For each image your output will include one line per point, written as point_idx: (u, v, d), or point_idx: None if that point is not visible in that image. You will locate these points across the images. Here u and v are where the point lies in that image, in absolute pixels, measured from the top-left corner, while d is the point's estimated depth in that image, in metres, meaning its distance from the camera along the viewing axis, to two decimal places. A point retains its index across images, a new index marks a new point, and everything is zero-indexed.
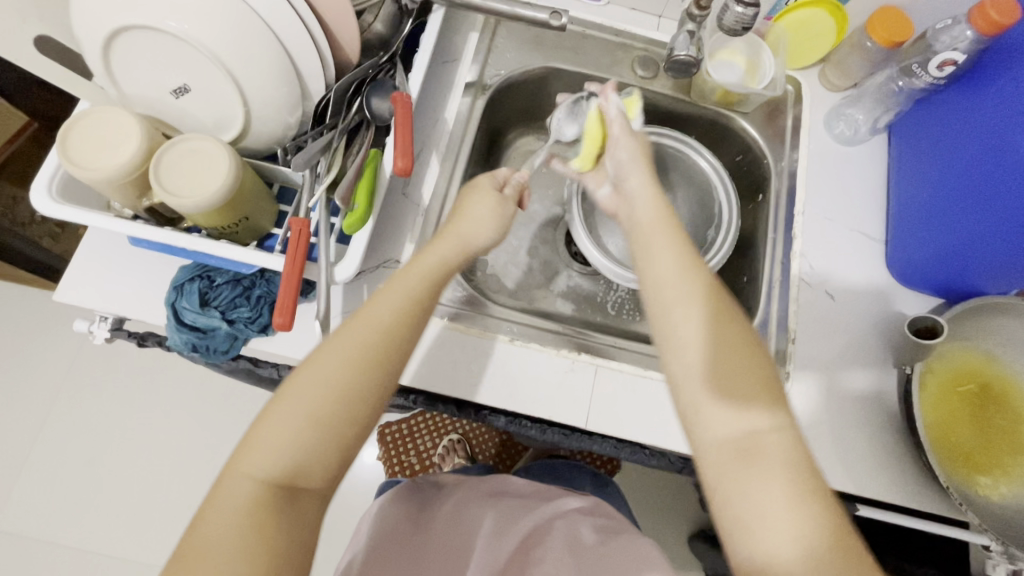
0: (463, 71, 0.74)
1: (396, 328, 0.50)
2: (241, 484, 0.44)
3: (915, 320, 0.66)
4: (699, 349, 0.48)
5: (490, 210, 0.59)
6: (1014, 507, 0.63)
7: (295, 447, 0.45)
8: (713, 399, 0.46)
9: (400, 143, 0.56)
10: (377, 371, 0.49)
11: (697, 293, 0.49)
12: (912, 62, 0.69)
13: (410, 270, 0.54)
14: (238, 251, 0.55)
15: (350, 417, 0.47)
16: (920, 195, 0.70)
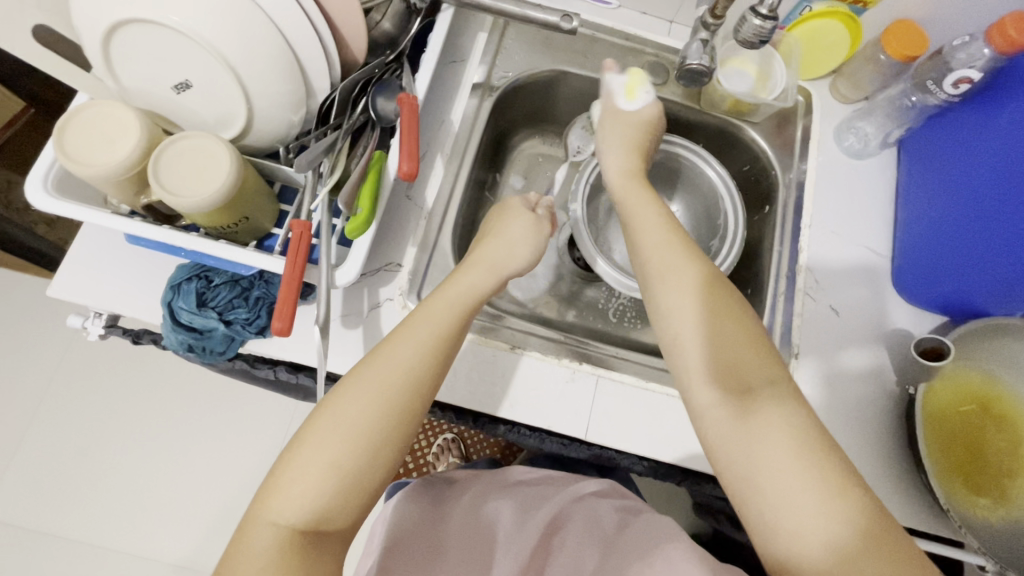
0: (470, 72, 0.73)
1: (419, 365, 0.50)
2: (265, 533, 0.43)
3: (921, 341, 0.66)
4: (693, 307, 0.52)
5: (522, 231, 0.64)
6: (1012, 530, 0.62)
7: (319, 492, 0.45)
8: (710, 358, 0.50)
9: (406, 146, 0.54)
10: (402, 410, 0.48)
11: (688, 266, 0.54)
12: (927, 78, 0.67)
13: (435, 306, 0.54)
14: (236, 252, 0.53)
15: (374, 459, 0.47)
16: (928, 212, 0.68)
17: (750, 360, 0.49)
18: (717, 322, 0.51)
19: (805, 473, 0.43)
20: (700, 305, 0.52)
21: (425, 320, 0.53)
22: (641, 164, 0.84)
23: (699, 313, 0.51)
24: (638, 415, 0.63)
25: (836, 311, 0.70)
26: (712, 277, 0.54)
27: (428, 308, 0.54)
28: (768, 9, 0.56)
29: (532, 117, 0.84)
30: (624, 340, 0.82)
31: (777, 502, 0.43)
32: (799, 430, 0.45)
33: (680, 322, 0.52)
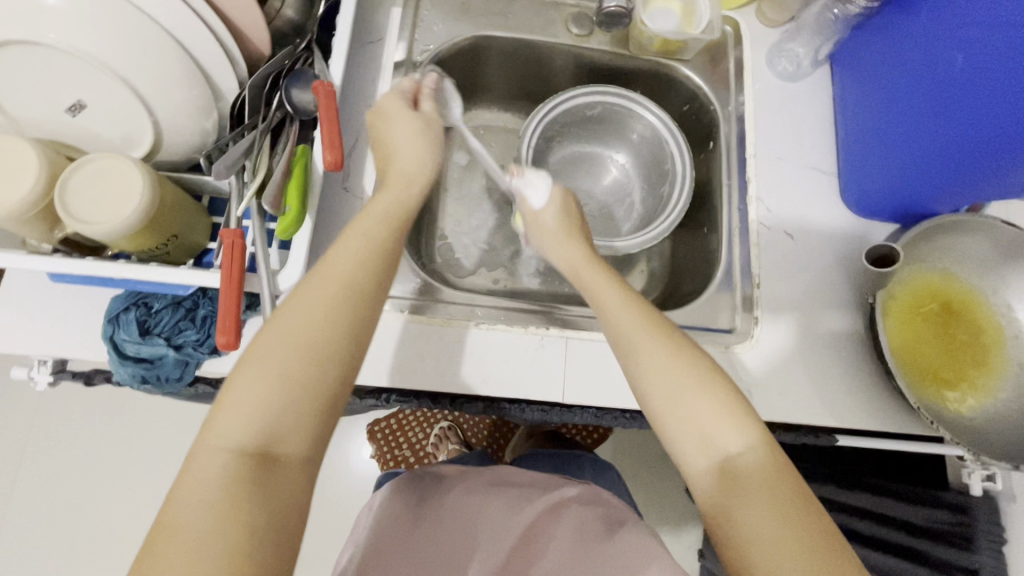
0: (390, 51, 0.70)
1: (358, 274, 0.48)
2: (217, 457, 0.41)
3: (875, 249, 0.66)
4: (673, 381, 0.50)
5: (410, 132, 0.60)
6: (983, 418, 0.64)
7: (268, 409, 0.43)
8: (694, 437, 0.49)
9: (327, 135, 0.52)
10: (345, 319, 0.46)
11: (662, 342, 0.52)
12: None
13: (366, 218, 0.53)
14: (170, 272, 0.51)
15: (321, 372, 0.44)
16: (868, 122, 0.68)
17: (728, 425, 0.48)
18: (702, 401, 0.49)
19: (783, 529, 0.43)
20: (680, 383, 0.50)
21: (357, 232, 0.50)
22: (583, 121, 0.83)
23: (680, 388, 0.50)
24: (613, 370, 0.63)
25: (791, 236, 0.71)
26: (689, 353, 0.52)
27: (362, 220, 0.52)
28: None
29: (463, 89, 0.82)
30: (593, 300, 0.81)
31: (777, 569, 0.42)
32: (781, 486, 0.45)
33: (662, 403, 0.50)
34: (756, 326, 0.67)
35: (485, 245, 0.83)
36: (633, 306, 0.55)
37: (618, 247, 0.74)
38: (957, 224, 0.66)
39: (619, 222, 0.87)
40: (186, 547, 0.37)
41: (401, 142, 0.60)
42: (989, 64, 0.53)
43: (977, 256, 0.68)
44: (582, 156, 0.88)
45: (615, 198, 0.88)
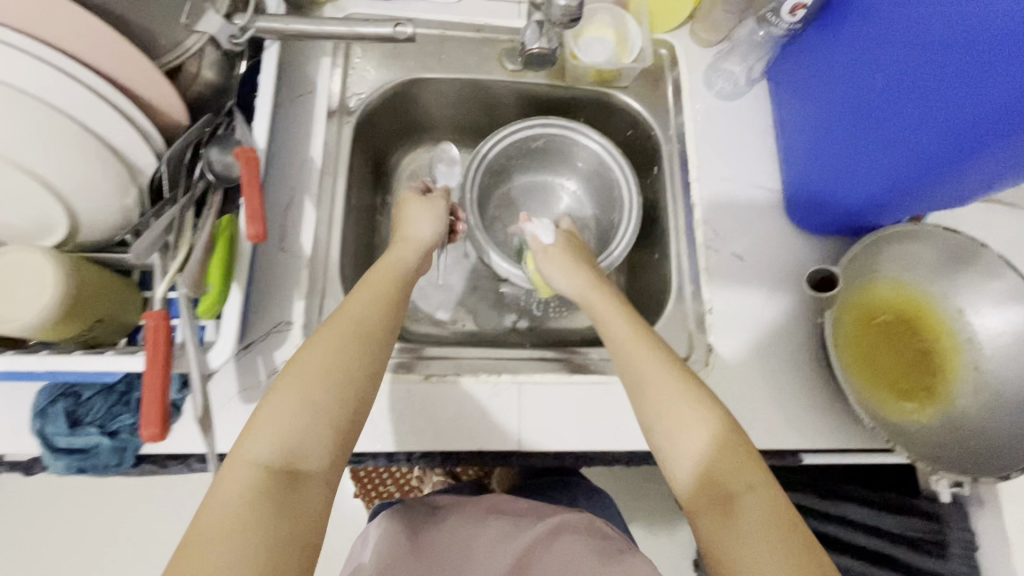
0: (321, 102, 0.69)
1: (380, 318, 0.55)
2: (244, 472, 0.45)
3: (816, 271, 0.66)
4: (673, 406, 0.52)
5: (426, 215, 0.68)
6: (941, 427, 0.64)
7: (297, 430, 0.47)
8: (688, 458, 0.51)
9: (249, 206, 0.50)
10: (366, 355, 0.52)
11: (665, 370, 0.54)
12: (767, 10, 0.67)
13: (379, 273, 0.60)
14: (93, 361, 0.49)
15: (344, 399, 0.50)
16: (800, 141, 0.69)
17: (719, 449, 0.50)
18: (698, 424, 0.51)
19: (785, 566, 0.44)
20: (680, 408, 0.52)
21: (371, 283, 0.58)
22: (529, 152, 0.83)
23: (683, 412, 0.52)
24: (568, 411, 0.62)
25: (740, 257, 0.70)
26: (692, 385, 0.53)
27: (377, 273, 0.60)
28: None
29: (405, 129, 0.81)
30: (553, 332, 0.80)
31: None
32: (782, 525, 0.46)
33: (661, 423, 0.52)
34: (711, 352, 0.67)
35: (441, 285, 0.83)
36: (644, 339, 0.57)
37: None
38: (910, 234, 0.66)
39: None
40: (215, 553, 0.40)
41: (421, 227, 0.67)
42: (901, 85, 0.54)
43: (923, 262, 0.68)
44: (532, 185, 0.87)
45: (566, 226, 0.87)
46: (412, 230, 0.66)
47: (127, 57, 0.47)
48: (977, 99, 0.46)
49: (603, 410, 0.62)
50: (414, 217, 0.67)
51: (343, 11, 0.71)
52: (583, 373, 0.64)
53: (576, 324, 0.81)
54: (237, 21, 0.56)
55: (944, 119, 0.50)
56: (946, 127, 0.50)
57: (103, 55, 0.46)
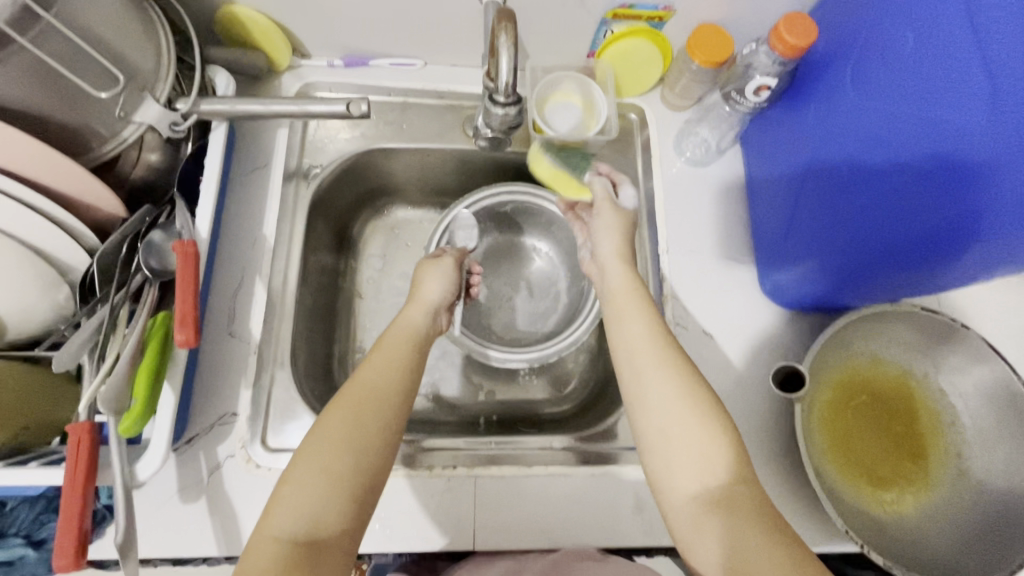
0: (276, 175, 0.67)
1: (398, 381, 0.52)
2: (268, 550, 0.41)
3: (776, 370, 0.63)
4: (670, 409, 0.48)
5: (442, 277, 0.65)
6: (924, 521, 0.61)
7: (317, 501, 0.44)
8: (677, 463, 0.47)
9: (179, 311, 0.48)
10: (384, 418, 0.49)
11: (670, 365, 0.50)
12: (731, 89, 0.65)
13: (393, 334, 0.57)
14: (16, 474, 0.47)
15: (366, 467, 0.46)
16: (774, 214, 0.66)
17: (710, 457, 0.46)
18: (695, 426, 0.47)
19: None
20: (674, 407, 0.48)
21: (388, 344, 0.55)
22: (499, 216, 0.80)
23: (676, 414, 0.48)
24: (527, 505, 0.59)
25: (710, 335, 0.68)
26: (699, 390, 0.49)
27: (392, 334, 0.57)
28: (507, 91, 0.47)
29: (370, 193, 0.79)
30: (521, 404, 0.77)
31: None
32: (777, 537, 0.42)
33: (653, 424, 0.48)
34: None
35: None
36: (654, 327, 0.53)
37: (533, 358, 0.71)
38: (890, 314, 0.63)
39: (544, 318, 0.82)
40: None
41: (436, 286, 0.63)
42: (880, 169, 0.50)
43: (904, 341, 0.65)
44: (504, 246, 0.84)
45: (539, 291, 0.83)
46: (427, 289, 0.63)
47: (41, 153, 0.45)
48: (959, 195, 0.44)
49: (566, 505, 0.60)
50: (430, 276, 0.64)
51: (302, 82, 0.71)
52: (546, 464, 0.61)
53: (545, 395, 0.78)
54: (178, 106, 0.55)
55: (922, 210, 0.47)
56: (931, 210, 0.46)
57: (23, 157, 0.45)
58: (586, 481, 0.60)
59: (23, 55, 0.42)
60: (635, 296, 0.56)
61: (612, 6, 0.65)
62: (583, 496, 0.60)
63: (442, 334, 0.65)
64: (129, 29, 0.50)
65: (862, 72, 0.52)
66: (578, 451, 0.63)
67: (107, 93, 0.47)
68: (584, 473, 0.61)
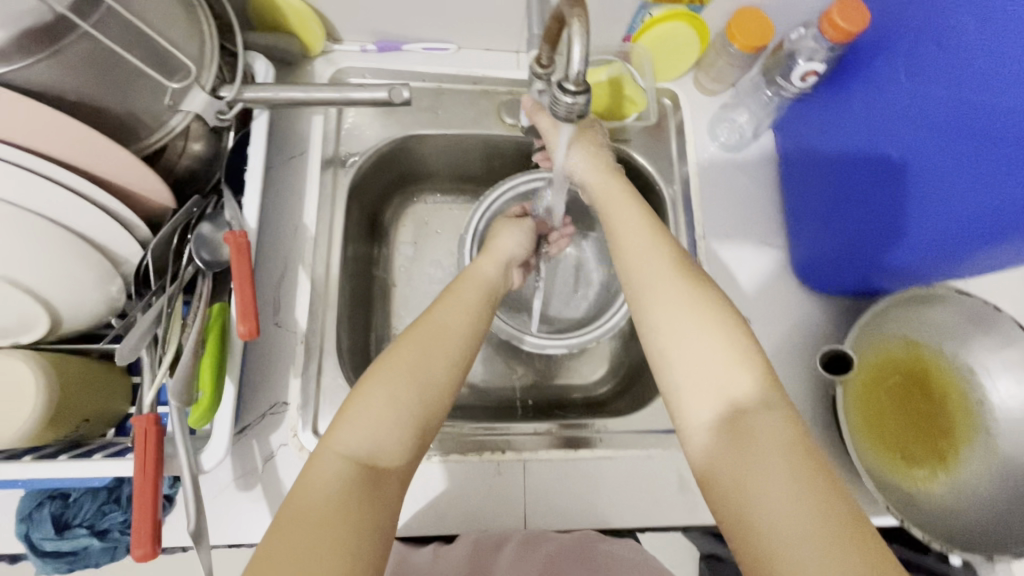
0: (313, 163, 0.67)
1: (466, 329, 0.54)
2: (334, 463, 0.45)
3: (826, 353, 0.64)
4: (676, 307, 0.49)
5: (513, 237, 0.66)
6: (955, 495, 0.63)
7: (382, 426, 0.47)
8: (675, 348, 0.48)
9: (241, 302, 0.49)
10: (450, 359, 0.52)
11: (674, 268, 0.51)
12: (776, 75, 0.66)
13: (466, 285, 0.59)
14: (83, 466, 0.47)
15: (431, 403, 0.49)
16: (812, 199, 0.67)
17: (717, 347, 0.47)
18: (698, 317, 0.48)
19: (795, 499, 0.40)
20: (680, 306, 0.49)
21: (457, 299, 0.56)
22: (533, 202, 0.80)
23: (687, 321, 0.48)
24: (574, 486, 0.61)
25: (748, 319, 0.69)
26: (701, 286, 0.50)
27: (462, 285, 0.58)
28: (576, 84, 0.43)
29: (400, 181, 0.78)
30: (554, 389, 0.78)
31: (749, 456, 0.43)
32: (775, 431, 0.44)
33: (657, 317, 0.50)
34: None
35: None
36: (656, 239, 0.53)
37: (571, 344, 0.72)
38: (943, 297, 0.63)
39: (576, 304, 0.82)
40: (311, 531, 0.41)
41: (510, 243, 0.65)
42: (932, 151, 0.51)
43: (940, 324, 0.66)
44: None
45: (571, 277, 0.83)
46: (502, 244, 0.65)
47: (92, 142, 0.44)
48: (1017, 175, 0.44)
49: (613, 487, 0.61)
50: (506, 232, 0.66)
51: (335, 67, 0.69)
52: (592, 448, 0.62)
53: (579, 381, 0.79)
54: (223, 94, 0.53)
55: (981, 189, 0.47)
56: (989, 193, 0.47)
57: (78, 151, 0.44)
58: (631, 464, 0.62)
59: (84, 43, 0.42)
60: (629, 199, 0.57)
61: None
62: (627, 476, 0.62)
63: (511, 290, 0.67)
64: (173, 14, 0.49)
65: (913, 60, 0.52)
66: (581, 434, 0.63)
67: (179, 85, 0.49)
68: (630, 454, 0.62)
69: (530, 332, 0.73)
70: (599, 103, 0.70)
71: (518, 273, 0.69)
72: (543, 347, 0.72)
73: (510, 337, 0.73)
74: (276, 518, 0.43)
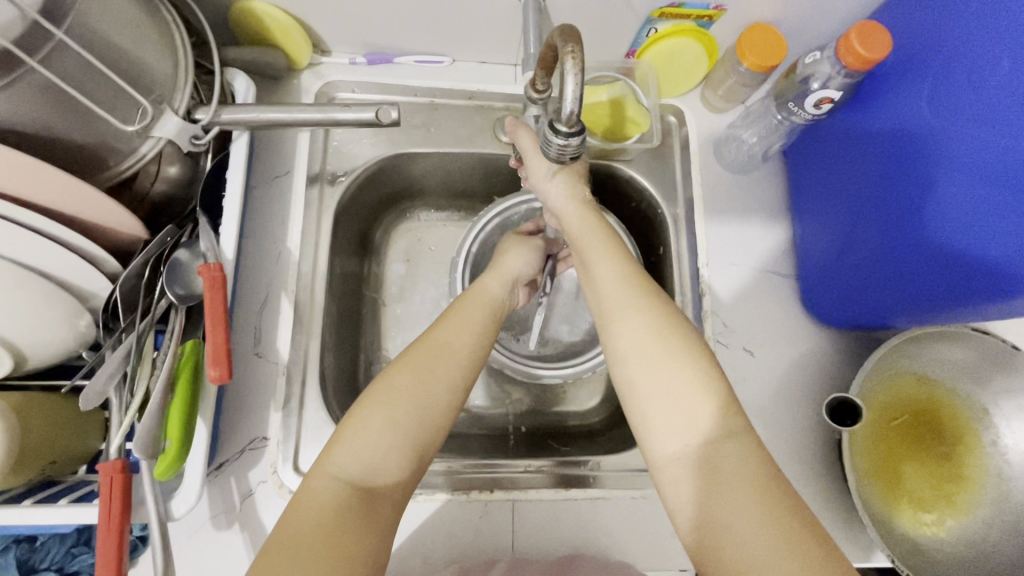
0: (298, 183, 0.64)
1: (470, 352, 0.51)
2: (329, 486, 0.43)
3: (832, 400, 0.61)
4: (650, 359, 0.45)
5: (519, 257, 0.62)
6: (964, 542, 0.60)
7: (378, 450, 0.44)
8: (654, 404, 0.44)
9: (212, 344, 0.46)
10: (450, 382, 0.49)
11: (653, 315, 0.47)
12: (787, 100, 0.62)
13: (471, 302, 0.55)
14: (47, 512, 0.45)
15: (431, 426, 0.47)
16: (823, 227, 0.63)
17: (692, 398, 0.43)
18: (679, 373, 0.44)
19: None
20: (657, 359, 0.45)
21: (460, 314, 0.54)
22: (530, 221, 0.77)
23: (656, 374, 0.45)
24: (565, 527, 0.59)
25: (752, 352, 0.66)
26: (680, 337, 0.46)
27: (467, 300, 0.56)
28: (569, 124, 0.40)
29: (392, 198, 0.75)
30: (548, 416, 0.76)
31: (733, 530, 0.39)
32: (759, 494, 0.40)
33: (633, 371, 0.45)
34: None
35: None
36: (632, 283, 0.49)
37: (567, 373, 0.69)
38: (957, 335, 0.62)
39: (573, 327, 0.79)
40: (301, 558, 0.38)
41: (519, 261, 0.62)
42: (957, 187, 0.47)
43: (954, 361, 0.63)
44: None
45: (568, 299, 0.80)
46: (509, 263, 0.61)
47: (51, 176, 0.41)
48: None
49: (605, 529, 0.59)
50: (514, 250, 0.62)
51: (323, 81, 0.66)
52: (584, 487, 0.60)
53: (574, 407, 0.76)
54: (199, 117, 0.50)
55: (1005, 234, 0.43)
56: (1012, 239, 0.43)
57: (38, 185, 0.42)
58: (625, 505, 0.60)
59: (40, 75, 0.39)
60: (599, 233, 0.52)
61: (659, 5, 0.61)
62: (620, 518, 0.59)
63: (516, 308, 0.63)
64: (142, 35, 0.45)
65: (942, 86, 0.49)
66: (574, 472, 0.61)
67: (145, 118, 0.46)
68: (623, 494, 0.60)
69: (521, 360, 0.70)
70: (601, 123, 0.66)
71: (523, 292, 0.64)
72: (536, 376, 0.70)
73: (501, 365, 0.70)
74: (265, 543, 0.40)
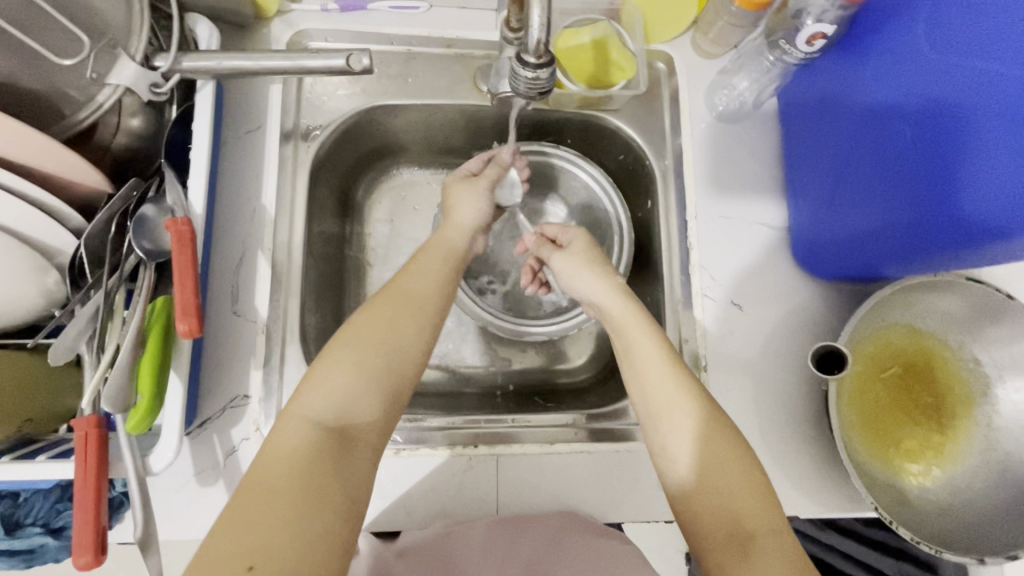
0: (272, 139, 0.62)
1: (436, 295, 0.52)
2: (301, 428, 0.42)
3: (817, 349, 0.59)
4: (656, 374, 0.51)
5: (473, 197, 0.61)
6: (949, 491, 0.60)
7: (348, 392, 0.44)
8: (691, 455, 0.48)
9: (181, 297, 0.45)
10: (418, 324, 0.49)
11: (665, 367, 0.51)
12: (778, 37, 0.59)
13: (433, 252, 0.56)
14: (28, 468, 0.45)
15: (400, 369, 0.47)
16: (817, 175, 0.61)
17: (682, 411, 0.49)
18: (686, 427, 0.48)
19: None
20: (677, 412, 0.49)
21: (423, 262, 0.54)
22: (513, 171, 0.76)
23: (660, 380, 0.50)
24: (550, 482, 0.59)
25: (741, 305, 0.65)
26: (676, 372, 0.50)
27: (430, 251, 0.56)
28: (536, 56, 0.39)
29: (372, 155, 0.73)
30: (537, 375, 0.75)
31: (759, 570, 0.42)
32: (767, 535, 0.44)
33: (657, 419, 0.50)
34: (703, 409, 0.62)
35: None
36: (651, 345, 0.52)
37: (553, 331, 0.69)
38: (953, 286, 0.59)
39: None
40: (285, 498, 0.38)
41: (470, 208, 0.60)
42: (956, 126, 0.44)
43: (947, 313, 0.62)
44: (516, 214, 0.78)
45: None
46: (460, 210, 0.60)
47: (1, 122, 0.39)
48: None
49: (590, 481, 0.59)
50: (461, 197, 0.61)
51: (293, 30, 0.63)
52: (569, 441, 0.60)
53: (563, 366, 0.76)
54: (158, 64, 0.48)
55: (1007, 175, 0.41)
56: (1015, 176, 0.40)
57: None
58: (610, 458, 0.60)
59: None
60: (632, 314, 0.55)
61: None
62: (606, 471, 0.59)
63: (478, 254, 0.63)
64: None
65: (938, 16, 0.46)
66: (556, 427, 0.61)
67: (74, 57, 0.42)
68: (609, 449, 0.60)
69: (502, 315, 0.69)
70: (585, 70, 0.64)
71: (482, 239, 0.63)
72: (520, 332, 0.69)
73: (483, 321, 0.70)
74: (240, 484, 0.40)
